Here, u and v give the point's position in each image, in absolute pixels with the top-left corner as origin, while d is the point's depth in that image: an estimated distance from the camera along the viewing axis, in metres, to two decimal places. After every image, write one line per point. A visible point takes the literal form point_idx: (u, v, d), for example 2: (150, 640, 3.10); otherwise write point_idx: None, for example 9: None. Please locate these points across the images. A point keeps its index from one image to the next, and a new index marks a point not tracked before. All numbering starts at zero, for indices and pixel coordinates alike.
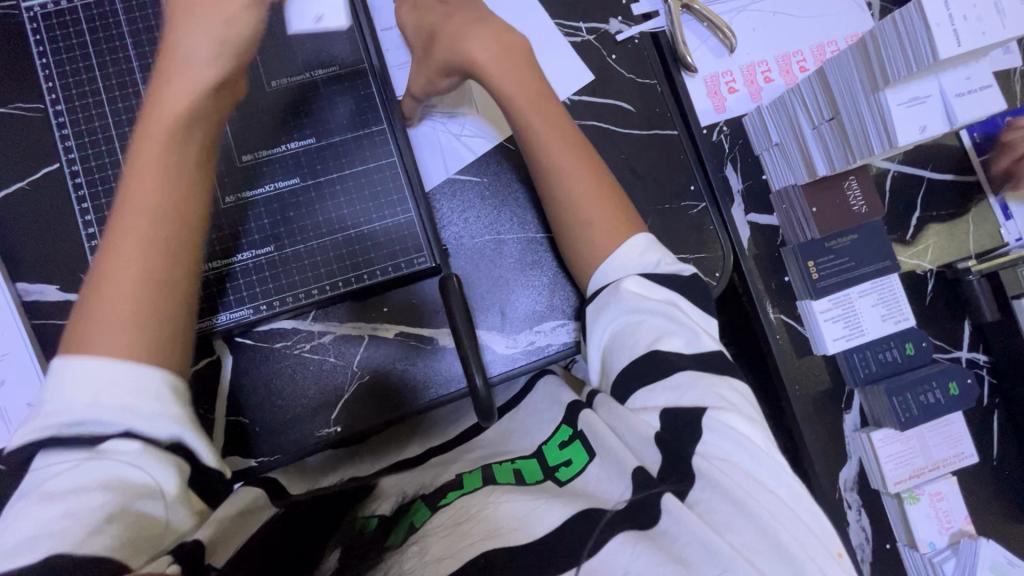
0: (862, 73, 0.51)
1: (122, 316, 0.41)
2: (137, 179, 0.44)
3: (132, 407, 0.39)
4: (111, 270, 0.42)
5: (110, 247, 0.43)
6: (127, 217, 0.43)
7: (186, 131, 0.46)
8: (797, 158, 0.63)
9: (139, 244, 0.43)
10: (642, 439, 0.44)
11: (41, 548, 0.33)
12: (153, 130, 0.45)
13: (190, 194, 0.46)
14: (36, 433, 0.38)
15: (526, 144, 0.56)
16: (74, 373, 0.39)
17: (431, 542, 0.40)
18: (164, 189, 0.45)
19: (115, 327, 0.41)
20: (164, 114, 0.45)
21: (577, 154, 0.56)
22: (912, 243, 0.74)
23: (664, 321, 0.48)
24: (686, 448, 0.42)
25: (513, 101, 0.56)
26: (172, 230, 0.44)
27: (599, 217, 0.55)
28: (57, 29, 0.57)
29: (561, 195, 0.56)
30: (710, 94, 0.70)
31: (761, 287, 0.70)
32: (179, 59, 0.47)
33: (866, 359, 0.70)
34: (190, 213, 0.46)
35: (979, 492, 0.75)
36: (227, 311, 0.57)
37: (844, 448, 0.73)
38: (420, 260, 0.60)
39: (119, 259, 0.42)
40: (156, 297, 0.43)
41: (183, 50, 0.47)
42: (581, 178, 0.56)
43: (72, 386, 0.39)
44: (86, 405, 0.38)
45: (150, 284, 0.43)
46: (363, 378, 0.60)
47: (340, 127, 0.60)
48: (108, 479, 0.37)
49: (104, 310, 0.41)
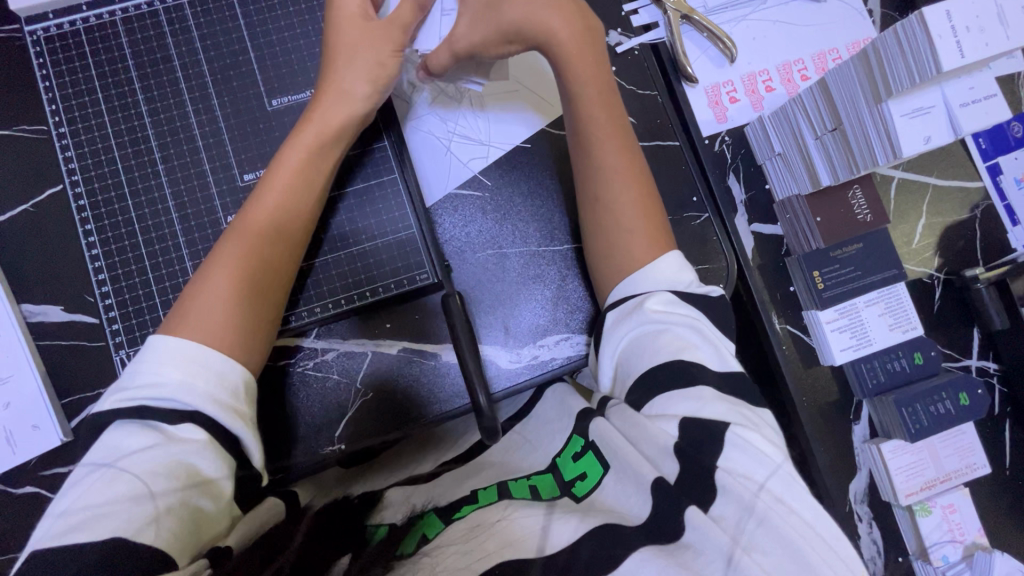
0: (864, 84, 0.51)
1: (220, 314, 0.46)
2: (263, 205, 0.51)
3: (212, 394, 0.43)
4: (222, 274, 0.48)
5: (225, 254, 0.49)
6: (246, 235, 0.50)
7: (310, 164, 0.53)
8: (800, 168, 0.63)
9: (252, 259, 0.49)
10: (659, 448, 0.43)
11: (103, 530, 0.36)
12: (285, 169, 0.53)
13: (298, 227, 0.53)
14: (123, 403, 0.42)
15: (580, 140, 0.57)
16: (176, 347, 0.44)
17: (444, 556, 0.39)
18: (283, 222, 0.52)
19: (222, 322, 0.46)
20: (297, 146, 0.53)
21: (627, 157, 0.57)
22: (919, 251, 0.73)
23: (691, 333, 0.48)
24: (708, 462, 0.41)
25: (580, 94, 0.56)
26: (279, 256, 0.51)
27: (634, 229, 0.55)
28: (61, 52, 0.57)
29: (608, 195, 0.56)
30: (712, 104, 0.69)
31: (767, 297, 0.70)
32: (323, 100, 0.55)
33: (875, 370, 0.69)
34: (291, 236, 0.52)
35: (993, 502, 0.73)
36: (298, 312, 0.58)
37: (854, 459, 0.72)
38: (423, 276, 0.60)
39: (232, 266, 0.48)
40: (260, 310, 0.49)
41: (333, 89, 0.55)
42: (622, 181, 0.56)
43: (168, 360, 0.43)
44: (175, 386, 0.42)
45: (250, 292, 0.48)
46: (367, 394, 0.60)
47: (342, 146, 0.61)
48: (169, 464, 0.40)
49: (205, 303, 0.46)
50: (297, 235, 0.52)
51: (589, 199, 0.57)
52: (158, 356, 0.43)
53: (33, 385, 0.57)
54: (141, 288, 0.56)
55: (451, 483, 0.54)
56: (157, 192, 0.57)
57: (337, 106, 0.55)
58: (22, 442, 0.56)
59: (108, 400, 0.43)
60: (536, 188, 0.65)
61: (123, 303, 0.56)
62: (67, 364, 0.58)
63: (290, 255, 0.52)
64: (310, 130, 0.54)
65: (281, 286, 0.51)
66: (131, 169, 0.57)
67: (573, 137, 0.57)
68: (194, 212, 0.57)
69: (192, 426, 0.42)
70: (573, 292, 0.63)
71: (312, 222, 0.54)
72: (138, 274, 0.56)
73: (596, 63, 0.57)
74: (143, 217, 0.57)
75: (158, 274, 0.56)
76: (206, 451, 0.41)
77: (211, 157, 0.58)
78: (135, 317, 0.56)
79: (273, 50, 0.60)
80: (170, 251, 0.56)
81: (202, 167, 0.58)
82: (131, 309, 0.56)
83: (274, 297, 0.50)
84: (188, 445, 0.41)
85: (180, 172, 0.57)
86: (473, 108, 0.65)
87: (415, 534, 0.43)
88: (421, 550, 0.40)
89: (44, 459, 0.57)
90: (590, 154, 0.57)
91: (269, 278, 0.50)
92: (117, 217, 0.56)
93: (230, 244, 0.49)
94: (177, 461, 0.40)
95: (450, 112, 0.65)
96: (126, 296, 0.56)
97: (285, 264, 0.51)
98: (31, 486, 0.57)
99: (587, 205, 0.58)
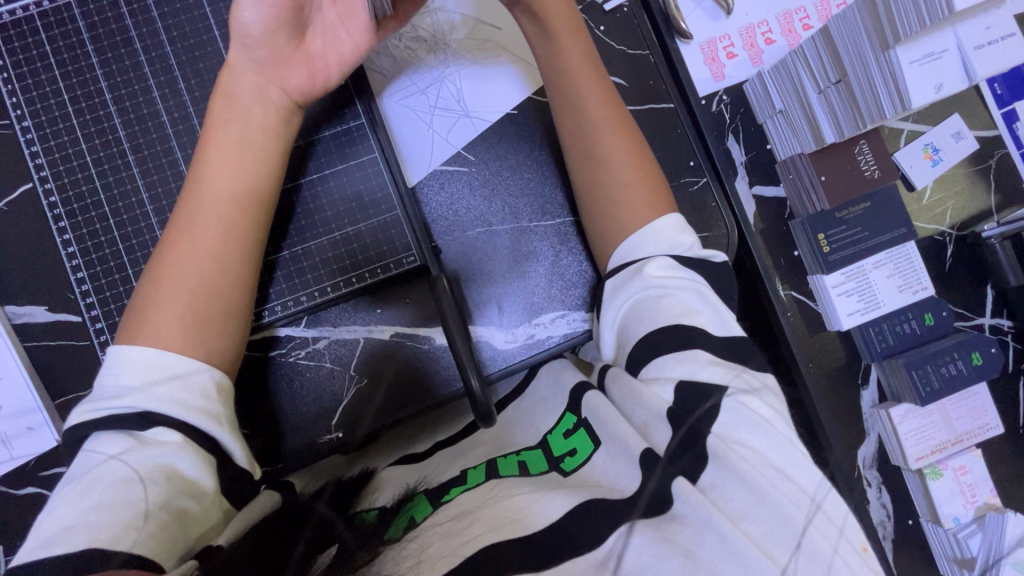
0: (870, 29, 0.47)
1: (170, 316, 0.44)
2: (190, 194, 0.48)
3: (178, 399, 0.41)
4: (169, 270, 0.46)
5: (165, 253, 0.46)
6: (184, 227, 0.47)
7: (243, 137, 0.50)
8: (802, 124, 0.60)
9: (191, 251, 0.46)
10: (653, 413, 0.41)
11: (83, 540, 0.35)
12: (209, 153, 0.49)
13: (249, 208, 0.49)
14: (92, 416, 0.41)
15: (563, 105, 0.54)
16: (133, 360, 0.42)
17: (428, 540, 0.38)
18: (212, 205, 0.47)
19: (171, 319, 0.44)
20: (218, 127, 0.50)
21: (613, 109, 0.54)
22: (930, 207, 0.70)
23: (694, 298, 0.46)
24: (702, 427, 0.39)
25: (567, 69, 0.53)
26: (217, 239, 0.47)
27: (642, 189, 0.52)
28: (16, 41, 0.55)
29: (600, 149, 0.53)
30: (708, 60, 0.66)
31: (769, 263, 0.68)
32: (233, 70, 0.50)
33: (883, 333, 0.67)
34: (233, 217, 0.48)
35: (1005, 462, 0.72)
36: (279, 301, 0.56)
37: (862, 424, 0.71)
38: (408, 259, 0.58)
39: (176, 261, 0.46)
40: (208, 298, 0.46)
41: (236, 59, 0.50)
42: (605, 132, 0.53)
43: (129, 373, 0.42)
44: (139, 394, 0.41)
45: (200, 286, 0.46)
46: (361, 382, 0.59)
47: (316, 123, 0.58)
48: (155, 465, 0.39)
49: (154, 309, 0.44)
50: (243, 215, 0.48)
51: (582, 155, 0.54)
52: (116, 364, 0.42)
53: (24, 387, 0.56)
54: (121, 285, 0.54)
55: (442, 463, 0.54)
56: (129, 184, 0.55)
57: (244, 76, 0.50)
58: (20, 444, 0.56)
59: (76, 414, 0.41)
60: (525, 160, 0.62)
61: (105, 301, 0.54)
62: (54, 364, 0.56)
63: (246, 239, 0.48)
64: (225, 107, 0.50)
65: (233, 270, 0.47)
66: (101, 161, 0.55)
67: (558, 94, 0.54)
68: (168, 203, 0.55)
69: (164, 428, 0.40)
70: (567, 266, 0.61)
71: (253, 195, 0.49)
72: (117, 271, 0.54)
73: (571, 20, 0.54)
74: (117, 211, 0.55)
75: (137, 268, 0.54)
76: (183, 451, 0.40)
77: (182, 144, 0.55)
78: (118, 315, 0.54)
79: None
80: (147, 245, 0.54)
81: (174, 155, 0.55)
82: (112, 306, 0.54)
83: (231, 278, 0.47)
84: (163, 447, 0.40)
85: (151, 160, 0.55)
86: (453, 76, 0.62)
87: (404, 517, 0.42)
88: (409, 535, 0.39)
89: (43, 458, 0.57)
90: (575, 108, 0.54)
91: (216, 265, 0.46)
92: (91, 212, 0.55)
93: (180, 240, 0.47)
94: (155, 465, 0.39)
95: (426, 84, 0.62)
96: (106, 293, 0.54)
97: (239, 249, 0.48)
98: (32, 486, 0.57)
99: (581, 163, 0.55)
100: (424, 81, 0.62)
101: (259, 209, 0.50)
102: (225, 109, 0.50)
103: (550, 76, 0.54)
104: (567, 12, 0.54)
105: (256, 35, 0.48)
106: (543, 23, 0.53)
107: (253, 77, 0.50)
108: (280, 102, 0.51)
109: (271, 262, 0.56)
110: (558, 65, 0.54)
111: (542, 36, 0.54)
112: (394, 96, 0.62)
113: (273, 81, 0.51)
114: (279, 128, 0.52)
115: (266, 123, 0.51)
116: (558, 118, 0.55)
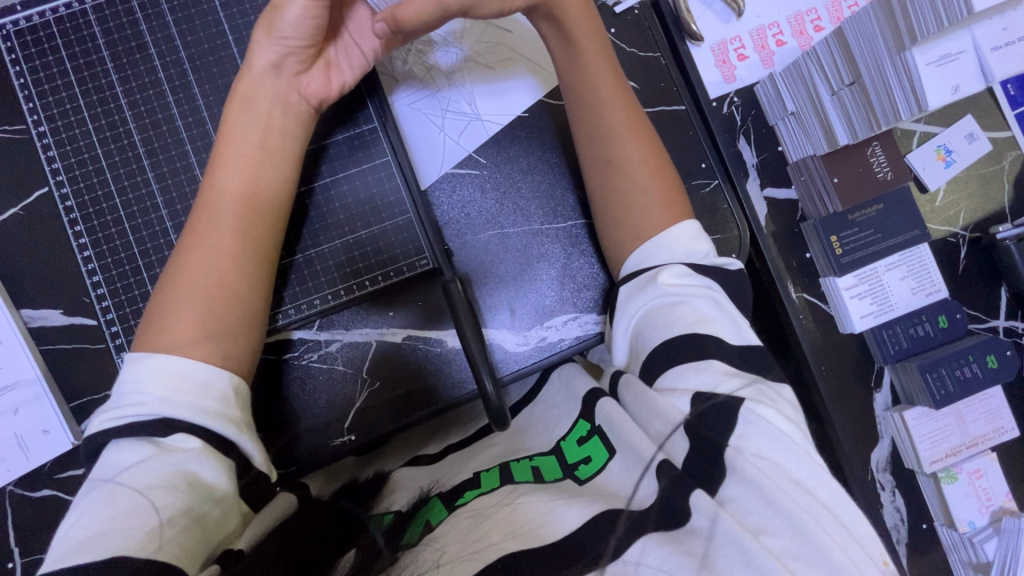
0: (887, 31, 0.47)
1: (190, 321, 0.44)
2: (207, 199, 0.48)
3: (197, 404, 0.42)
4: (188, 274, 0.46)
5: (183, 257, 0.47)
6: (202, 231, 0.47)
7: (262, 143, 0.50)
8: (814, 126, 0.60)
9: (209, 255, 0.46)
10: (668, 424, 0.41)
11: (105, 546, 0.35)
12: (226, 156, 0.49)
13: (267, 213, 0.49)
14: (110, 423, 0.41)
15: (581, 109, 0.54)
16: (152, 364, 0.42)
17: (447, 546, 0.38)
18: (230, 209, 0.48)
19: (191, 322, 0.44)
20: (234, 131, 0.50)
21: (631, 115, 0.54)
22: (943, 208, 0.70)
23: (709, 306, 0.46)
24: (719, 440, 0.39)
25: (591, 77, 0.54)
26: (235, 244, 0.47)
27: (657, 194, 0.52)
28: (32, 47, 0.55)
29: (617, 154, 0.53)
30: (718, 62, 0.66)
31: (781, 266, 0.67)
32: (252, 75, 0.50)
33: (897, 335, 0.67)
34: (251, 222, 0.48)
35: (1020, 466, 0.72)
36: (292, 303, 0.56)
37: (875, 427, 0.70)
38: (421, 262, 0.58)
39: (195, 264, 0.46)
40: (227, 303, 0.46)
41: (257, 65, 0.50)
42: (623, 135, 0.53)
43: (147, 377, 0.42)
44: (159, 400, 0.41)
45: (219, 291, 0.46)
46: (373, 384, 0.59)
47: (328, 128, 0.58)
48: (174, 472, 0.39)
49: (173, 313, 0.45)
50: (262, 220, 0.49)
51: (598, 161, 0.54)
52: (134, 370, 0.42)
53: (39, 390, 0.56)
54: (136, 289, 0.55)
55: (455, 465, 0.54)
56: (144, 188, 0.55)
57: (265, 82, 0.50)
58: (36, 448, 0.57)
59: (95, 421, 0.42)
60: (536, 163, 0.62)
61: (120, 306, 0.54)
62: (70, 367, 0.57)
63: (263, 245, 0.49)
64: (242, 111, 0.50)
65: (251, 274, 0.48)
66: (116, 165, 0.55)
67: (575, 100, 0.55)
68: (183, 208, 0.55)
69: (183, 434, 0.40)
70: (578, 269, 0.61)
71: (270, 200, 0.50)
72: (132, 275, 0.55)
73: (591, 27, 0.54)
74: (132, 216, 0.55)
75: (152, 273, 0.55)
76: (204, 457, 0.40)
77: (196, 148, 0.56)
78: (133, 318, 0.54)
79: (252, 30, 0.57)
80: (162, 249, 0.55)
81: (187, 159, 0.56)
82: (127, 310, 0.54)
83: (250, 282, 0.48)
84: (183, 452, 0.40)
85: (165, 165, 0.55)
86: (465, 79, 0.62)
87: (420, 522, 0.42)
88: (426, 540, 0.39)
89: (58, 461, 0.57)
90: (595, 112, 0.54)
91: (233, 270, 0.47)
92: (106, 216, 0.55)
93: (198, 244, 0.47)
94: (176, 471, 0.39)
95: (438, 86, 0.62)
96: (122, 298, 0.55)
97: (257, 253, 0.48)
98: (47, 489, 0.57)
99: (597, 167, 0.55)
100: (437, 83, 0.62)
101: (275, 214, 0.50)
102: (243, 115, 0.50)
103: (568, 80, 0.55)
104: (586, 11, 0.54)
105: (296, 32, 0.49)
106: (564, 30, 0.53)
107: (270, 82, 0.51)
108: (299, 107, 0.52)
109: (286, 266, 0.56)
110: (581, 70, 0.54)
111: (563, 40, 0.54)
112: (406, 98, 0.62)
113: (295, 90, 0.52)
114: (296, 133, 0.52)
115: (284, 128, 0.51)
116: (575, 122, 0.55)
